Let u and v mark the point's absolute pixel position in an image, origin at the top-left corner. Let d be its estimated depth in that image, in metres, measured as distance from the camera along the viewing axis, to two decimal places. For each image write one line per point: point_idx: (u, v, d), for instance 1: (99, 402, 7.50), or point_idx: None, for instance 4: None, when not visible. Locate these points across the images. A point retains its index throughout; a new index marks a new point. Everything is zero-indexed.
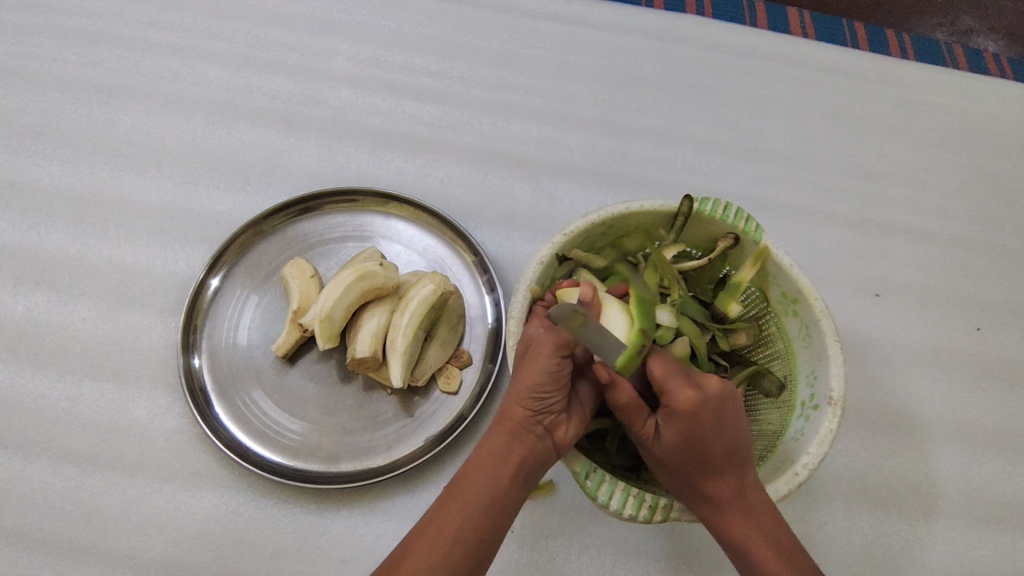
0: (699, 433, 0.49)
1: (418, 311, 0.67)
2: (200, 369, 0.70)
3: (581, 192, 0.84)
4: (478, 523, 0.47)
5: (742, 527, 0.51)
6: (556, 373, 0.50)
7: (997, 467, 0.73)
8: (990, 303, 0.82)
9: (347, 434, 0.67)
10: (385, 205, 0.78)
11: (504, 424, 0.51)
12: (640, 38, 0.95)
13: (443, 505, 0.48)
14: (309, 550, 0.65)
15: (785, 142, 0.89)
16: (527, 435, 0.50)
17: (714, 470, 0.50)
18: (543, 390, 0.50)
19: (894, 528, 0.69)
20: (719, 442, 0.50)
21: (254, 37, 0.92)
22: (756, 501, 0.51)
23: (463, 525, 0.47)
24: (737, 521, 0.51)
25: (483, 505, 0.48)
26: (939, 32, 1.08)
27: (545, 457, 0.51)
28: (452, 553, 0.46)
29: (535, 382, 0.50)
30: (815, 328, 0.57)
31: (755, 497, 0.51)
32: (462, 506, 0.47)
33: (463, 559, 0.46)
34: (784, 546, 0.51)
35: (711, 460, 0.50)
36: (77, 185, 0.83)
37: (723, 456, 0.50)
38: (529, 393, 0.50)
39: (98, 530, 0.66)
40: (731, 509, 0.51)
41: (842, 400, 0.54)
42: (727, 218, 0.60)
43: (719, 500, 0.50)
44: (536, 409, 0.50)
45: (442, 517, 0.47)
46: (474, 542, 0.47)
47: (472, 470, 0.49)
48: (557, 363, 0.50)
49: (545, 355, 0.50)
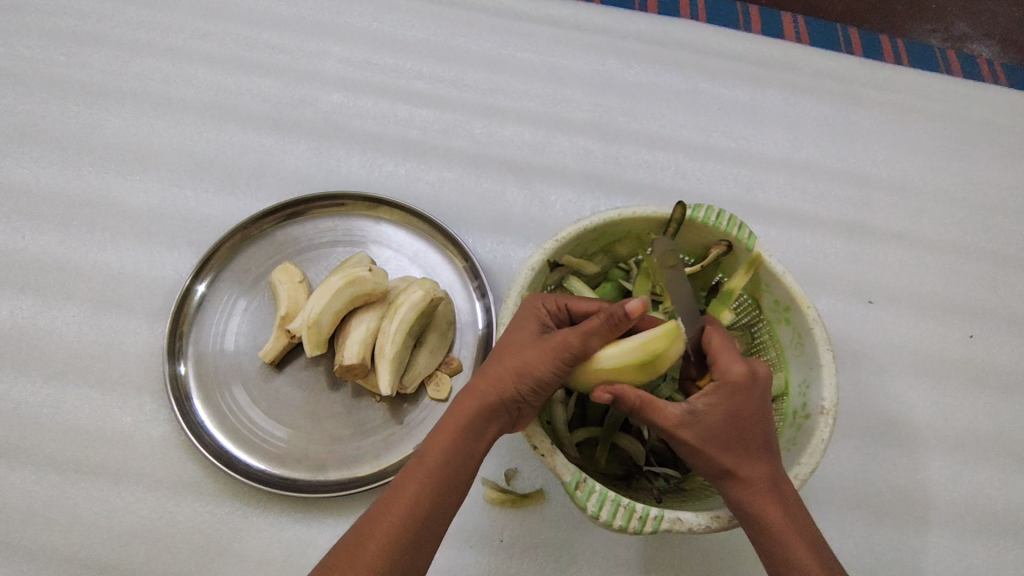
0: (742, 409, 0.48)
1: (407, 317, 0.66)
2: (186, 375, 0.69)
3: (573, 197, 0.84)
4: (448, 505, 0.46)
5: (777, 519, 0.46)
6: (561, 373, 0.49)
7: (989, 475, 0.73)
8: (983, 310, 0.82)
9: (334, 442, 0.66)
10: (376, 210, 0.77)
11: (490, 399, 0.48)
12: (633, 42, 0.95)
13: (419, 475, 0.46)
14: (295, 560, 0.65)
15: (779, 148, 0.89)
16: (504, 416, 0.49)
17: (751, 452, 0.48)
18: (544, 383, 0.49)
19: (886, 537, 0.69)
20: (759, 422, 0.48)
21: (245, 39, 0.91)
22: (790, 494, 0.48)
23: (436, 504, 0.46)
24: (774, 509, 0.46)
25: (456, 487, 0.47)
26: (933, 38, 1.08)
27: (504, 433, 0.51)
28: (420, 531, 0.45)
29: (541, 374, 0.48)
30: (808, 337, 0.57)
31: (788, 488, 0.48)
32: (437, 485, 0.46)
33: (427, 538, 0.46)
34: (821, 548, 0.47)
35: (750, 437, 0.48)
36: (63, 187, 0.82)
37: (761, 439, 0.48)
38: (531, 380, 0.48)
39: (81, 539, 0.65)
40: (768, 494, 0.47)
41: (835, 409, 0.53)
42: (720, 225, 0.59)
43: (757, 482, 0.47)
44: (527, 396, 0.49)
45: (414, 494, 0.46)
46: (438, 522, 0.46)
47: (449, 444, 0.47)
48: (559, 367, 0.49)
49: (564, 354, 0.48)
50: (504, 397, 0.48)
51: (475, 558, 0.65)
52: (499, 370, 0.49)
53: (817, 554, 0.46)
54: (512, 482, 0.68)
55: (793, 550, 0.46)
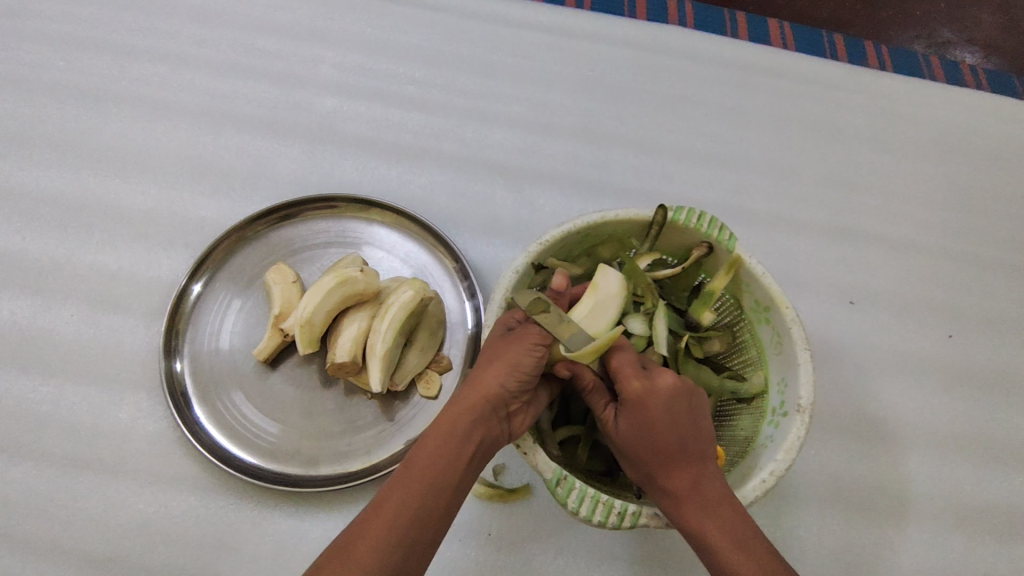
0: (649, 421, 0.51)
1: (397, 316, 0.68)
2: (182, 373, 0.71)
3: (562, 200, 0.86)
4: (437, 503, 0.48)
5: (696, 521, 0.48)
6: (536, 361, 0.51)
7: (966, 472, 0.75)
8: (963, 310, 0.84)
9: (327, 438, 0.68)
10: (368, 212, 0.79)
11: (472, 402, 0.51)
12: (622, 48, 0.97)
13: (405, 478, 0.48)
14: (288, 552, 0.66)
15: (763, 151, 0.91)
16: (489, 416, 0.51)
17: (667, 460, 0.50)
18: (521, 372, 0.51)
19: (865, 532, 0.71)
20: (672, 433, 0.50)
21: (241, 45, 0.93)
22: (712, 494, 0.49)
23: (425, 504, 0.47)
24: (693, 515, 0.48)
25: (445, 487, 0.48)
26: (917, 44, 1.11)
27: (497, 441, 0.52)
28: (411, 531, 0.46)
29: (516, 362, 0.51)
30: (786, 335, 0.58)
31: (710, 488, 0.49)
32: (425, 485, 0.48)
33: (419, 538, 0.47)
34: (750, 544, 0.47)
35: (660, 453, 0.50)
36: (62, 191, 0.84)
37: (675, 445, 0.50)
38: (506, 373, 0.51)
39: (79, 533, 0.67)
40: (687, 502, 0.49)
41: (810, 408, 0.55)
42: (701, 226, 0.60)
43: (675, 490, 0.49)
44: (509, 392, 0.51)
45: (403, 494, 0.47)
46: (429, 523, 0.47)
47: (435, 447, 0.49)
48: (538, 353, 0.52)
49: (531, 341, 0.51)
50: (486, 395, 0.51)
51: (463, 551, 0.67)
52: (478, 374, 0.52)
53: (745, 552, 0.46)
54: (499, 477, 0.69)
55: (717, 552, 0.47)
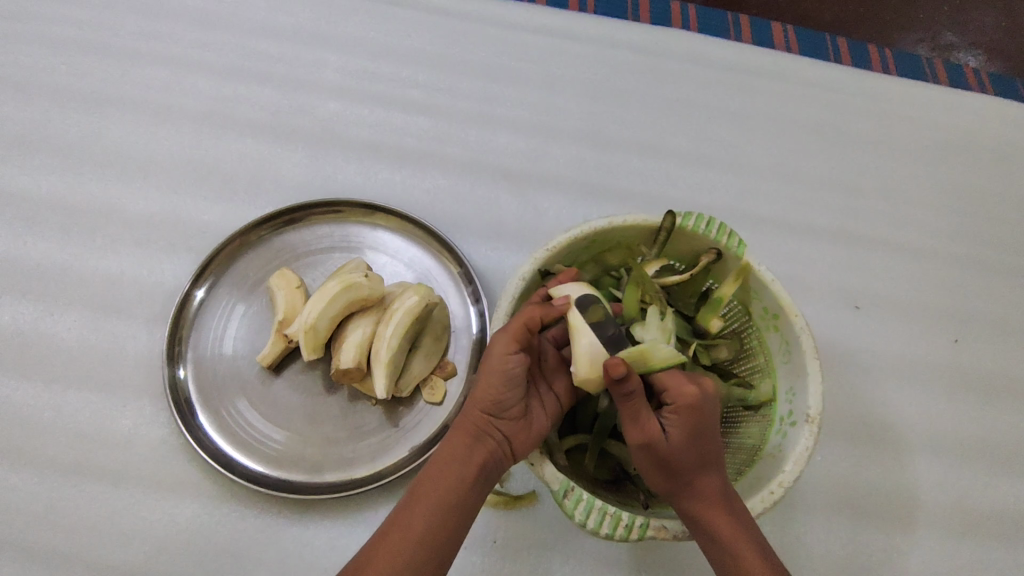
0: (703, 427, 0.50)
1: (402, 322, 0.68)
2: (185, 379, 0.70)
3: (566, 204, 0.85)
4: (441, 523, 0.48)
5: (729, 527, 0.48)
6: (509, 368, 0.51)
7: (973, 478, 0.75)
8: (968, 315, 0.83)
9: (331, 445, 0.67)
10: (372, 216, 0.79)
11: (465, 423, 0.52)
12: (627, 51, 0.96)
13: (410, 502, 0.49)
14: (291, 560, 0.66)
15: (768, 155, 0.90)
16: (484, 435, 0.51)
17: (706, 464, 0.50)
18: (499, 385, 0.51)
19: (872, 538, 0.70)
20: (712, 440, 0.51)
21: (244, 48, 0.93)
22: (739, 504, 0.50)
23: (429, 526, 0.47)
24: (726, 520, 0.48)
25: (449, 506, 0.48)
26: (921, 47, 1.10)
27: (502, 459, 0.52)
28: (417, 551, 0.46)
29: (491, 378, 0.51)
30: (795, 344, 0.58)
31: (737, 499, 0.50)
32: (427, 508, 0.48)
33: (428, 558, 0.47)
34: (769, 555, 0.49)
35: (703, 457, 0.50)
36: (64, 195, 0.83)
37: (714, 454, 0.50)
38: (486, 394, 0.51)
39: (81, 540, 0.66)
40: (720, 506, 0.49)
41: (820, 418, 0.55)
42: (710, 233, 0.60)
43: (709, 493, 0.49)
44: (497, 407, 0.51)
45: (407, 518, 0.48)
46: (437, 542, 0.47)
47: (435, 470, 0.50)
48: (510, 359, 0.51)
49: (498, 353, 0.51)
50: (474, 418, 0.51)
51: (469, 559, 0.67)
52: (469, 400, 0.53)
53: (767, 561, 0.48)
54: (505, 484, 0.69)
55: (745, 557, 0.48)
